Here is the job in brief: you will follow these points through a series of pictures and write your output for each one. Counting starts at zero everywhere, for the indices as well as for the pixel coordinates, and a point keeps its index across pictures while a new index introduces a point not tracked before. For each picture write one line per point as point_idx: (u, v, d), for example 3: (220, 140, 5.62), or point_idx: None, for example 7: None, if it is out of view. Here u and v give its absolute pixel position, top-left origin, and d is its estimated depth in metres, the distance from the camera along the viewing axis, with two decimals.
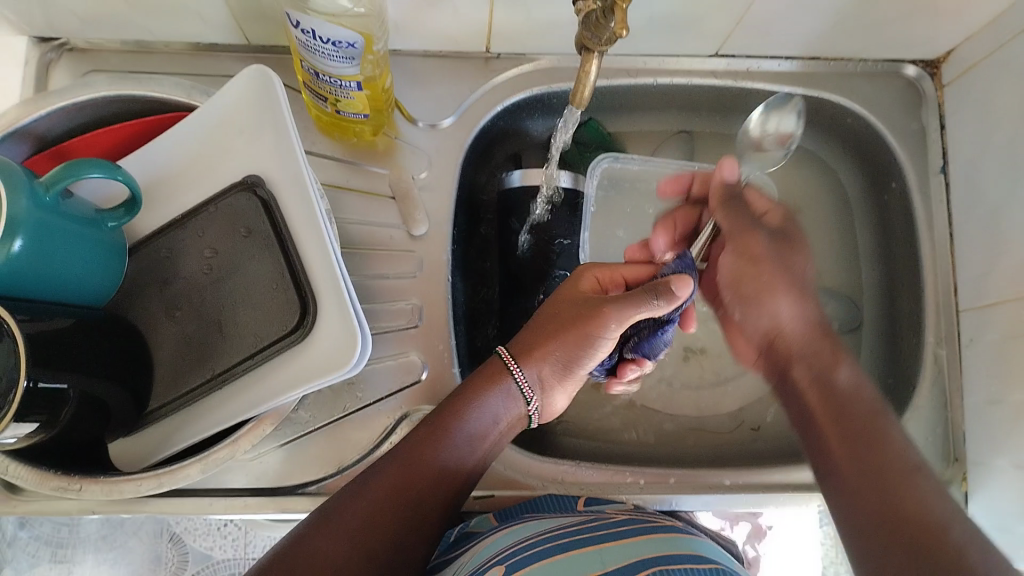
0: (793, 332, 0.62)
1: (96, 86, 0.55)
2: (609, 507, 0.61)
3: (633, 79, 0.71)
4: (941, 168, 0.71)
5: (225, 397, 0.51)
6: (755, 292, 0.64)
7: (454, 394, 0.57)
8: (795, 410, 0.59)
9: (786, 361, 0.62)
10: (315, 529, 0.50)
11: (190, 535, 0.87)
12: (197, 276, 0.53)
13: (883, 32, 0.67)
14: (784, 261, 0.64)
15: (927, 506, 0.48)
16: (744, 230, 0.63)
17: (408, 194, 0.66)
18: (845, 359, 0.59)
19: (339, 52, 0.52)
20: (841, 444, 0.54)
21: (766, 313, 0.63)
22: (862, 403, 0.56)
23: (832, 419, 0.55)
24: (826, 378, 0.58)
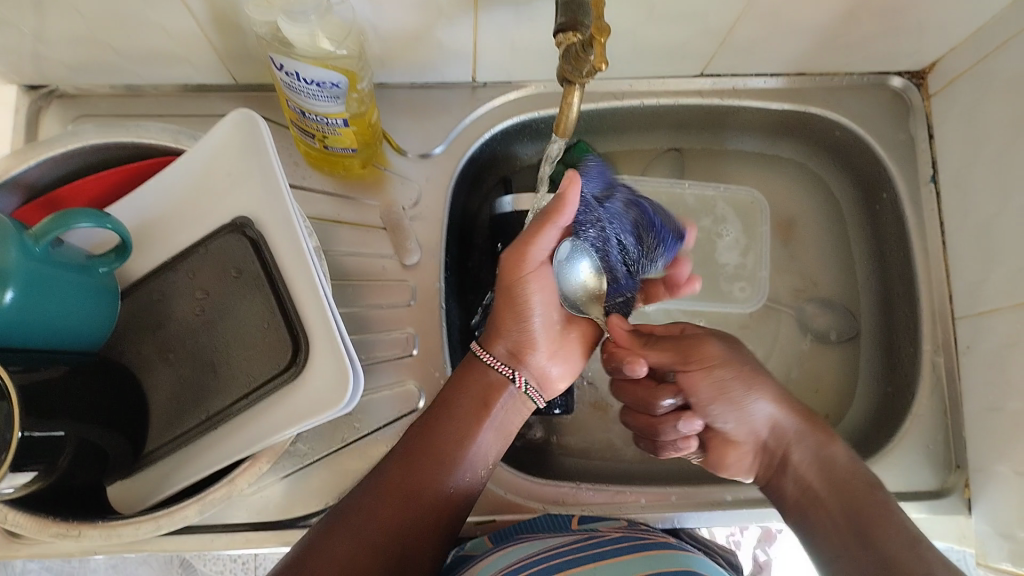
0: (784, 426, 0.57)
1: (84, 135, 0.55)
2: (602, 524, 0.60)
3: (619, 102, 0.71)
4: (932, 177, 0.71)
5: (221, 437, 0.51)
6: (744, 400, 0.57)
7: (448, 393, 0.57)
8: (796, 500, 0.57)
9: (782, 454, 0.57)
10: (321, 527, 0.51)
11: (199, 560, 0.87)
12: (190, 318, 0.53)
13: (867, 48, 0.67)
14: (745, 356, 0.58)
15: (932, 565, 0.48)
16: (689, 342, 0.59)
17: (399, 225, 0.67)
18: (839, 439, 0.58)
19: (324, 92, 0.53)
20: (847, 525, 0.52)
21: (755, 416, 0.57)
22: (861, 481, 0.55)
23: (837, 501, 0.54)
24: (826, 459, 0.56)
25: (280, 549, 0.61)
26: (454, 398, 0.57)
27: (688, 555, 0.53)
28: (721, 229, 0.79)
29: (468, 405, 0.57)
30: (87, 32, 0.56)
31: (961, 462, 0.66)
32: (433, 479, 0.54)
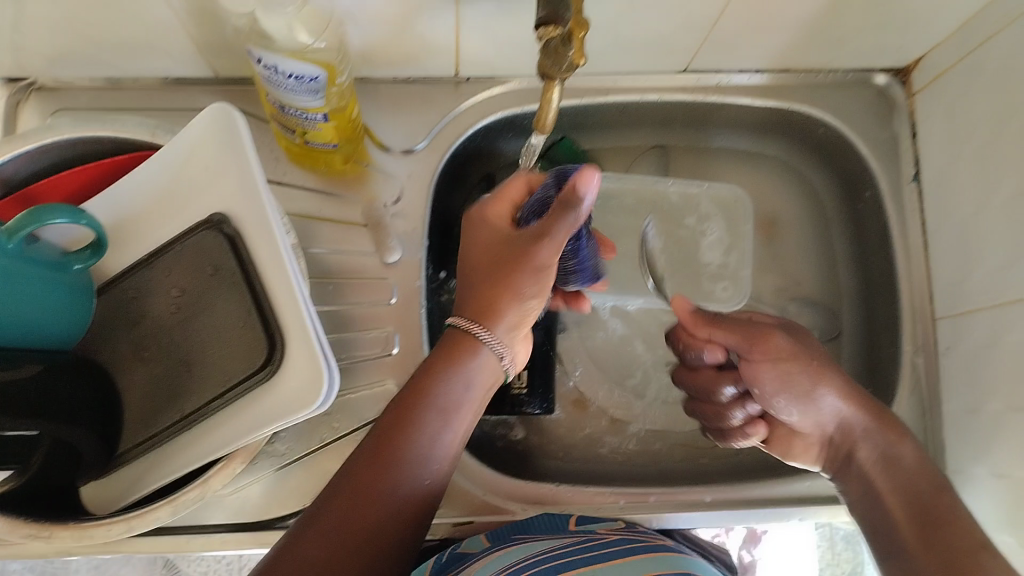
0: (853, 422, 0.57)
1: (59, 129, 0.54)
2: (601, 527, 0.60)
3: (604, 97, 0.71)
4: (914, 176, 0.71)
5: (193, 438, 0.51)
6: (806, 395, 0.58)
7: (427, 377, 0.53)
8: (862, 494, 0.57)
9: (850, 448, 0.58)
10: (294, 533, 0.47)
11: (184, 560, 0.91)
12: (163, 316, 0.53)
13: (850, 43, 0.67)
14: (813, 352, 0.58)
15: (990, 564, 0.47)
16: (756, 337, 0.59)
17: (379, 223, 0.66)
18: (908, 435, 0.57)
19: (302, 86, 0.52)
20: (909, 516, 0.52)
21: (817, 409, 0.58)
22: (928, 478, 0.54)
23: (900, 499, 0.54)
24: (892, 456, 0.56)
25: (256, 550, 0.61)
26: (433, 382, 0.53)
27: (683, 557, 0.54)
28: (705, 227, 0.78)
29: (449, 390, 0.53)
30: (64, 24, 0.55)
31: (941, 462, 0.66)
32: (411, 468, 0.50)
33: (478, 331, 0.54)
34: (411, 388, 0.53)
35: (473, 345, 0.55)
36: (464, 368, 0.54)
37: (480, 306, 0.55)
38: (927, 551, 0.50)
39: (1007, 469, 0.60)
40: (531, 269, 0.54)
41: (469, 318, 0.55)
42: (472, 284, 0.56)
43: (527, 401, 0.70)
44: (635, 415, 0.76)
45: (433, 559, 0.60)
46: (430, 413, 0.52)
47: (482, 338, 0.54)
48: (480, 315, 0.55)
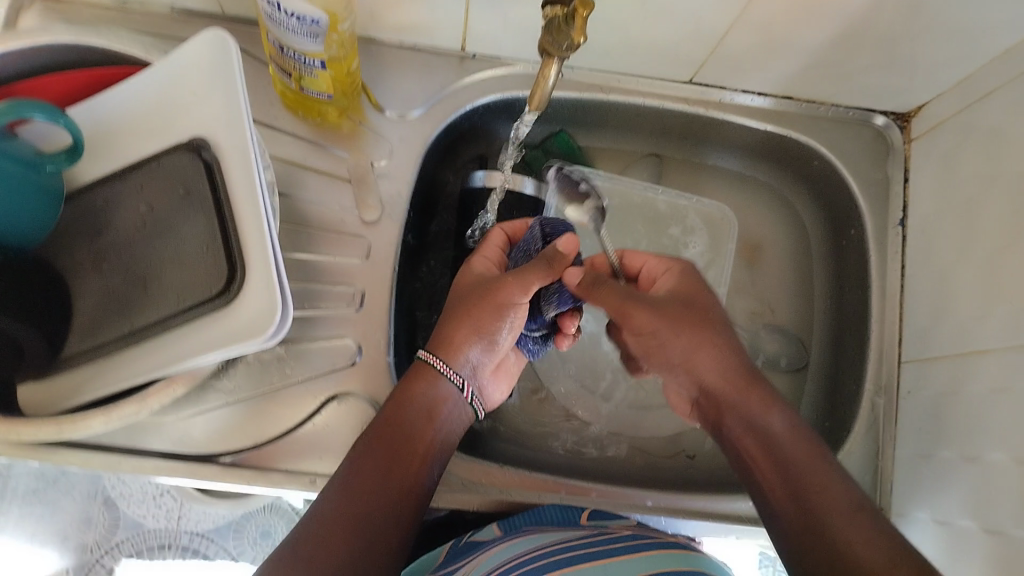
0: (723, 381, 0.57)
1: (55, 32, 0.54)
2: (614, 524, 0.64)
3: (605, 95, 0.71)
4: (900, 221, 0.71)
5: (137, 354, 0.50)
6: (667, 360, 0.60)
7: (392, 408, 0.55)
8: (732, 457, 0.57)
9: (721, 415, 0.58)
10: (290, 554, 0.48)
11: (123, 501, 0.99)
12: (130, 230, 0.52)
13: (855, 79, 0.67)
14: (692, 317, 0.58)
15: (878, 551, 0.47)
16: (626, 306, 0.58)
17: (364, 178, 0.66)
18: (778, 403, 0.56)
19: (304, 28, 0.52)
20: (780, 483, 0.52)
21: (682, 371, 0.59)
22: (802, 445, 0.54)
23: (773, 464, 0.53)
24: (758, 425, 0.55)
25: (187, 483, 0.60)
26: (399, 412, 0.55)
27: (694, 554, 0.59)
28: (688, 241, 0.78)
29: (417, 418, 0.55)
30: None
31: (886, 503, 0.66)
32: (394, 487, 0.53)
33: (439, 365, 0.58)
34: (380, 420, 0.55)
35: (432, 375, 0.57)
36: (432, 399, 0.57)
37: (444, 339, 0.58)
38: (813, 534, 0.49)
39: (948, 515, 0.60)
40: (507, 305, 0.58)
41: (433, 353, 0.58)
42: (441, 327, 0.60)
43: None
44: (598, 415, 0.76)
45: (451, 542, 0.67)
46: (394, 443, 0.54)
47: (441, 369, 0.58)
48: (448, 348, 0.58)
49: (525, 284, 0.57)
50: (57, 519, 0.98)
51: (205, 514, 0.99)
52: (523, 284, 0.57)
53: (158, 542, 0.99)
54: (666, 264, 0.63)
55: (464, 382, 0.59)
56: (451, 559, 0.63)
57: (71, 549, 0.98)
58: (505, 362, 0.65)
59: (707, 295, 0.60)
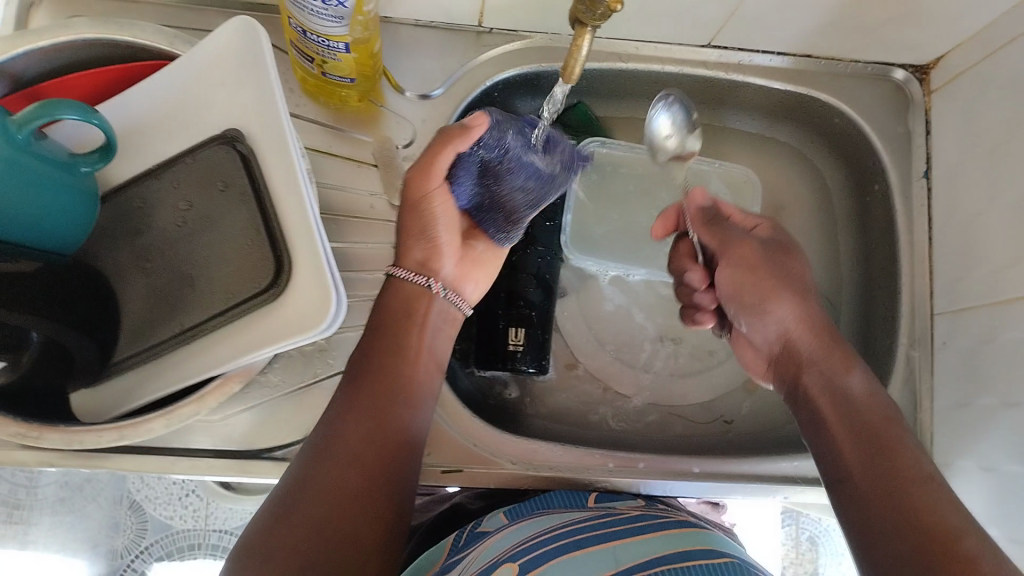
0: (804, 340, 0.60)
1: (77, 28, 0.53)
2: (619, 504, 0.62)
3: (624, 64, 0.71)
4: (925, 173, 0.71)
5: (193, 353, 0.50)
6: (757, 302, 0.62)
7: (376, 331, 0.57)
8: (805, 416, 0.58)
9: (797, 372, 0.60)
10: (286, 492, 0.49)
11: (149, 503, 0.98)
12: (171, 228, 0.52)
13: (872, 33, 0.67)
14: (779, 266, 0.62)
15: (943, 514, 0.46)
16: (730, 243, 0.64)
17: (391, 163, 0.65)
18: (856, 364, 0.57)
19: (328, 10, 0.51)
20: (852, 445, 0.53)
21: (771, 322, 0.62)
22: (873, 406, 0.54)
23: (843, 421, 0.54)
24: (836, 384, 0.56)
25: (240, 479, 0.60)
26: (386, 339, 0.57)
27: (704, 532, 0.56)
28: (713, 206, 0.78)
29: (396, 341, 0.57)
30: None
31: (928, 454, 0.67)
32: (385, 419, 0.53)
33: (420, 280, 0.59)
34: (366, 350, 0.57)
35: (412, 292, 0.59)
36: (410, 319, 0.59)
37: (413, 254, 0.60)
38: (882, 487, 0.49)
39: (993, 461, 0.61)
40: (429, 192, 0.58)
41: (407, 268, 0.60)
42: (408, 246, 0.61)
43: (521, 359, 0.68)
44: (638, 388, 0.76)
45: (454, 535, 0.63)
46: (381, 371, 0.56)
47: (420, 282, 0.60)
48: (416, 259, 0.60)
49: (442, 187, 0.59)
50: (85, 527, 0.97)
51: (233, 512, 0.99)
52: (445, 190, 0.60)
53: (188, 543, 0.99)
54: (755, 220, 0.66)
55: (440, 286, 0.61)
56: (461, 547, 0.60)
57: (101, 555, 0.97)
58: (475, 252, 0.64)
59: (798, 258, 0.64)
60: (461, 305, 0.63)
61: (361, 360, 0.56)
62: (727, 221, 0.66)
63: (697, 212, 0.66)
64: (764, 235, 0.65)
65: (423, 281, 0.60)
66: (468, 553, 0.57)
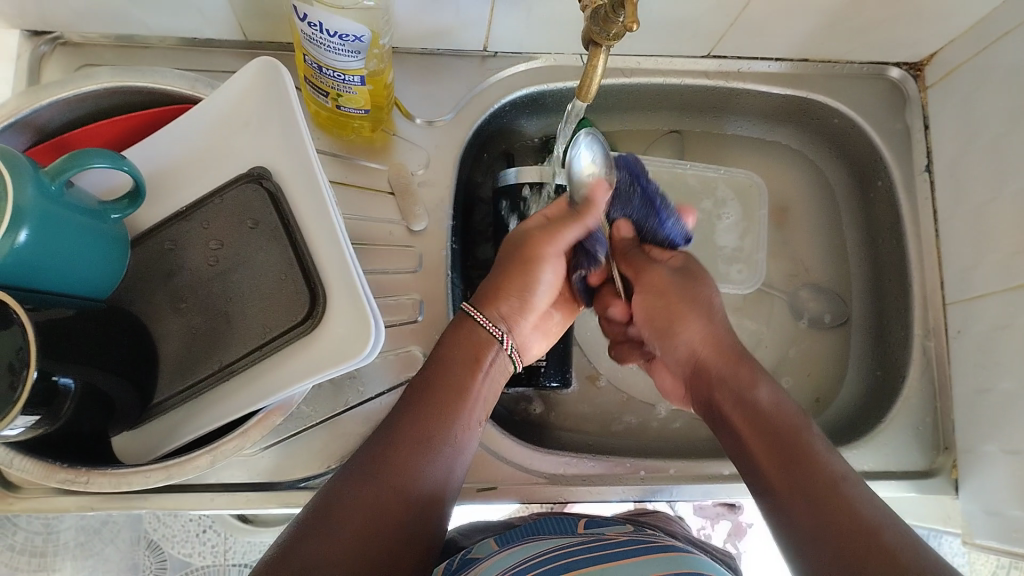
0: (708, 359, 0.58)
1: (99, 78, 0.55)
2: (609, 529, 0.59)
3: (628, 79, 0.72)
4: (926, 167, 0.73)
5: (232, 389, 0.51)
6: (666, 325, 0.61)
7: (442, 361, 0.56)
8: (725, 435, 0.56)
9: (709, 391, 0.58)
10: (301, 528, 0.46)
11: (167, 542, 0.94)
12: (202, 268, 0.53)
13: (868, 34, 0.69)
14: (688, 291, 0.60)
15: (861, 512, 0.45)
16: (636, 266, 0.63)
17: (408, 189, 0.66)
18: (764, 377, 0.56)
19: (346, 46, 0.52)
20: (772, 457, 0.51)
21: (681, 344, 0.60)
22: (785, 417, 0.53)
23: (760, 434, 0.52)
24: (746, 398, 0.55)
25: (278, 510, 0.60)
26: (449, 369, 0.55)
27: (691, 555, 0.53)
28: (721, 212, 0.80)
29: (456, 378, 0.55)
30: None
31: (951, 441, 0.68)
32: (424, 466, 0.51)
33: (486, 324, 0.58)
34: (424, 385, 0.55)
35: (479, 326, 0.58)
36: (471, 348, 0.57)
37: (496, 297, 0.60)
38: (808, 501, 0.47)
39: (1015, 444, 0.62)
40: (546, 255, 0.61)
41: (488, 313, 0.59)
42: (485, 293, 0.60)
43: (542, 373, 0.70)
44: (662, 396, 0.77)
45: (443, 566, 0.59)
46: (442, 397, 0.54)
47: (489, 329, 0.58)
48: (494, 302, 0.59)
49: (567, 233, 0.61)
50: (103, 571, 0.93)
51: (253, 546, 0.96)
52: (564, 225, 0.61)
53: None
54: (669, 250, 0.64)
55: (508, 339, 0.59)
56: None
57: None
58: (551, 320, 0.66)
59: (707, 281, 0.62)
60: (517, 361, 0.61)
61: (428, 395, 0.54)
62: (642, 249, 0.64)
63: (624, 242, 0.65)
64: (673, 264, 0.63)
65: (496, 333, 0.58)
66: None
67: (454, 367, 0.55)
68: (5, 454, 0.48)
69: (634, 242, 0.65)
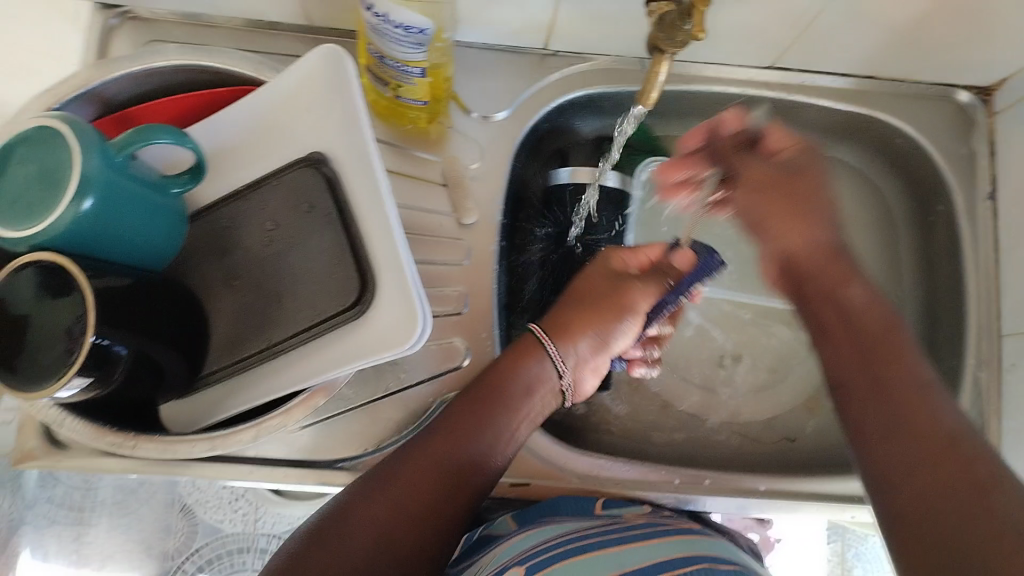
0: (805, 257, 0.58)
1: (166, 53, 0.57)
2: (627, 512, 0.61)
3: (686, 85, 0.72)
4: (990, 193, 0.71)
5: (280, 367, 0.52)
6: (781, 219, 0.58)
7: (491, 371, 0.58)
8: (817, 302, 0.57)
9: (799, 282, 0.59)
10: (302, 543, 0.49)
11: (201, 507, 0.96)
12: (257, 248, 0.54)
13: (942, 55, 0.67)
14: (801, 191, 0.58)
15: (941, 421, 0.48)
16: (732, 160, 0.61)
17: (460, 182, 0.66)
18: (857, 277, 0.57)
19: (409, 38, 0.52)
20: (851, 353, 0.54)
21: (772, 241, 0.60)
22: (874, 316, 0.55)
23: (846, 329, 0.55)
24: (839, 298, 0.56)
25: (315, 488, 0.61)
26: (502, 384, 0.57)
27: (710, 539, 0.54)
28: None
29: (495, 393, 0.57)
30: None
31: None
32: (453, 468, 0.54)
33: (548, 344, 0.62)
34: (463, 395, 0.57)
35: (540, 352, 0.61)
36: (523, 364, 0.60)
37: (573, 325, 0.63)
38: (872, 399, 0.51)
39: None
40: (635, 304, 0.65)
41: (547, 333, 0.62)
42: (551, 324, 0.64)
43: None
44: (717, 408, 0.78)
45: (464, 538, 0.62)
46: (479, 406, 0.56)
47: (551, 352, 0.61)
48: (563, 332, 0.62)
49: (654, 293, 0.66)
50: (138, 530, 0.95)
51: (285, 515, 0.97)
52: (653, 288, 0.65)
53: (238, 546, 0.97)
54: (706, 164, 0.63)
55: (565, 370, 0.62)
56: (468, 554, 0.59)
57: (155, 557, 0.95)
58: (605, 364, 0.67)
59: (819, 176, 0.60)
60: (569, 398, 0.64)
61: (461, 404, 0.56)
62: (752, 151, 0.61)
63: (734, 139, 0.61)
64: (789, 156, 0.60)
65: (556, 359, 0.61)
66: (479, 559, 0.56)
67: (495, 384, 0.57)
68: (56, 414, 0.50)
69: (745, 138, 0.61)
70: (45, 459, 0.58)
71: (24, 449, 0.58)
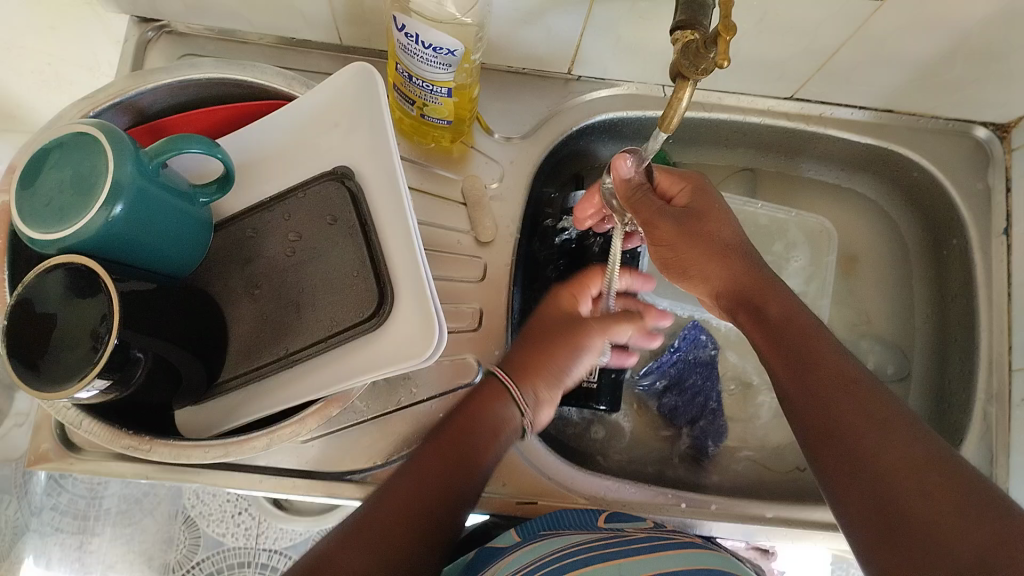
0: (722, 280, 0.59)
1: (204, 68, 0.58)
2: (630, 524, 0.59)
3: (707, 112, 0.72)
4: (1004, 230, 0.71)
5: (293, 377, 0.53)
6: (692, 257, 0.60)
7: (451, 419, 0.55)
8: (746, 321, 0.57)
9: (731, 308, 0.59)
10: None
11: (203, 519, 0.97)
12: (279, 258, 0.55)
13: (957, 91, 0.68)
14: (700, 228, 0.59)
15: (911, 441, 0.45)
16: (639, 208, 0.61)
17: (480, 201, 0.67)
18: (776, 288, 0.57)
19: (437, 58, 0.53)
20: (788, 376, 0.52)
21: (697, 276, 0.60)
22: (797, 325, 0.54)
23: (775, 349, 0.54)
24: (762, 315, 0.56)
25: (322, 499, 0.60)
26: (464, 442, 0.54)
27: (717, 553, 0.54)
28: (790, 255, 0.80)
29: (448, 457, 0.54)
30: None
31: None
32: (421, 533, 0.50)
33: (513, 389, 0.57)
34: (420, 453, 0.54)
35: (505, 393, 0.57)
36: (486, 406, 0.56)
37: (533, 368, 0.59)
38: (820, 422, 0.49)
39: None
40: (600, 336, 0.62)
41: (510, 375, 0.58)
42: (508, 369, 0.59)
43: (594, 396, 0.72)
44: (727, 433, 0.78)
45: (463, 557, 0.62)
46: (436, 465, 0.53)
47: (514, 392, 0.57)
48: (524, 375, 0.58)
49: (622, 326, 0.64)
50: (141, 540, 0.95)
51: (286, 533, 0.98)
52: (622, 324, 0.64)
53: (237, 561, 0.96)
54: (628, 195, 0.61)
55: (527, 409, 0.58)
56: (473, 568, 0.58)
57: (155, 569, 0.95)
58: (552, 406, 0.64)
59: (719, 208, 0.61)
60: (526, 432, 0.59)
61: (419, 464, 0.53)
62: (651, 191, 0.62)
63: (633, 185, 0.61)
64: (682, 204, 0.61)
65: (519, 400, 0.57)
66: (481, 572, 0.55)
67: (451, 443, 0.54)
68: (74, 415, 0.50)
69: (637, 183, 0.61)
70: (58, 462, 0.58)
71: (39, 451, 0.59)
